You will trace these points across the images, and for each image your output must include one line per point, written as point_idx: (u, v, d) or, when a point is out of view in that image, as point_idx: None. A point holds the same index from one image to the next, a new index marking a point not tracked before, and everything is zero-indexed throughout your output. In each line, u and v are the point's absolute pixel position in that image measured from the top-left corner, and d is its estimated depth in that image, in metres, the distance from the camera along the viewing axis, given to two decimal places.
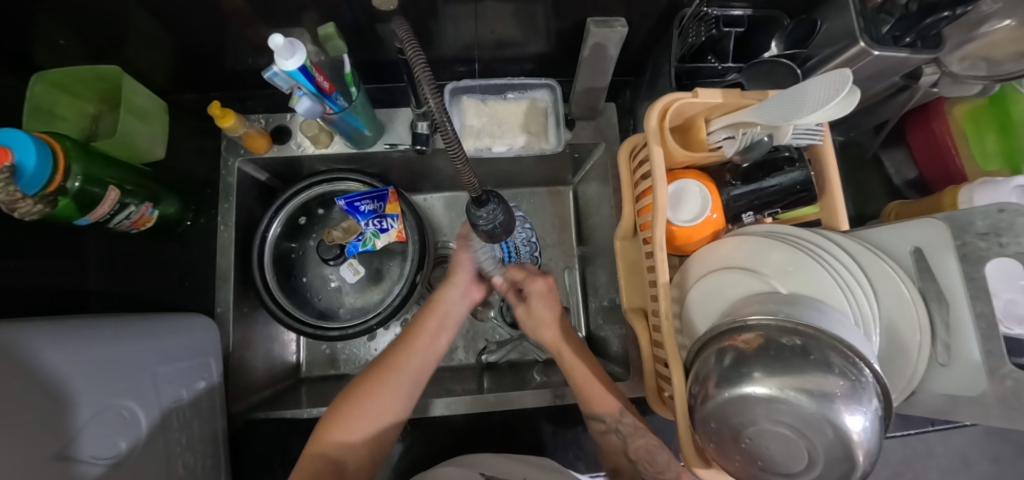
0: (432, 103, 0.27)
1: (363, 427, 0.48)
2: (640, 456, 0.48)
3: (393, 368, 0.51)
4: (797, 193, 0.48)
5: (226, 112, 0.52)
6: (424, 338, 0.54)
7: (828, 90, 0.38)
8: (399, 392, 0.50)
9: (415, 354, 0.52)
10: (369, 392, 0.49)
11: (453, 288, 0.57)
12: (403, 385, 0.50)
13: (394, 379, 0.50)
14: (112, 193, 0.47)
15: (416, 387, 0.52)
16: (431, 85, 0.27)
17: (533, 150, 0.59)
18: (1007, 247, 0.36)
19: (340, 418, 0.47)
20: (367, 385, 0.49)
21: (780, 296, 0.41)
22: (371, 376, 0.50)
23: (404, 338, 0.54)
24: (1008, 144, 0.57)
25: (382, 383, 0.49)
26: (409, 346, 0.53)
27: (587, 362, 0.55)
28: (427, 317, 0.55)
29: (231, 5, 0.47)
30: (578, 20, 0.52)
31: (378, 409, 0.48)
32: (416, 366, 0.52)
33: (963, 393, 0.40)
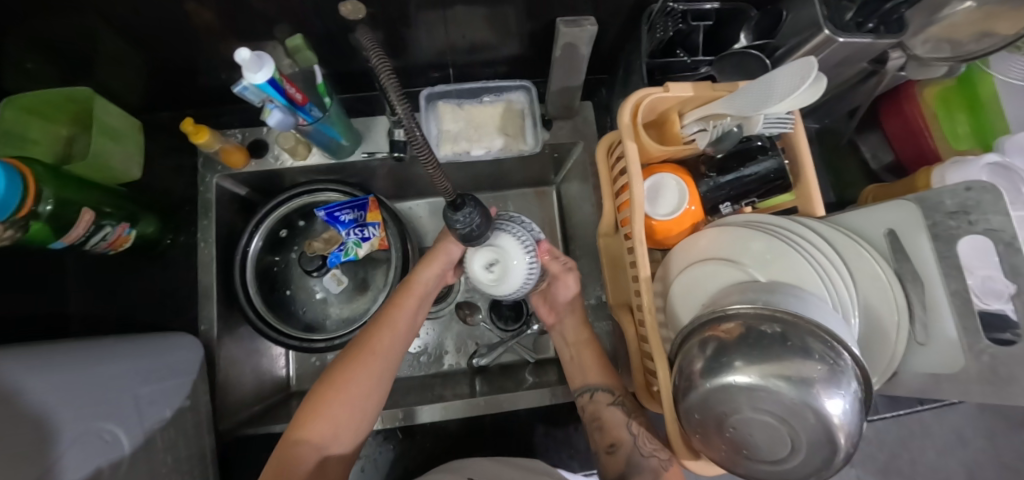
0: (401, 110, 0.26)
1: (343, 415, 0.47)
2: (639, 431, 0.51)
3: (367, 352, 0.49)
4: (772, 182, 0.48)
5: (199, 128, 0.52)
6: (399, 317, 0.52)
7: (795, 76, 0.39)
8: (377, 373, 0.49)
9: (388, 334, 0.51)
10: (346, 379, 0.48)
11: (429, 266, 0.54)
12: (378, 368, 0.49)
13: (370, 364, 0.49)
14: (87, 215, 0.46)
15: (393, 367, 0.51)
16: (398, 93, 0.26)
17: (511, 152, 0.59)
18: (976, 225, 0.36)
19: (319, 408, 0.46)
20: (343, 372, 0.48)
21: (759, 284, 0.42)
22: (346, 362, 0.49)
23: (377, 318, 0.52)
24: (977, 125, 0.58)
25: (358, 368, 0.48)
26: (382, 326, 0.51)
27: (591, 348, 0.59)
28: (400, 294, 0.53)
29: (201, 20, 0.47)
30: (549, 21, 0.53)
31: (357, 397, 0.48)
32: (391, 346, 0.51)
33: (943, 370, 0.40)
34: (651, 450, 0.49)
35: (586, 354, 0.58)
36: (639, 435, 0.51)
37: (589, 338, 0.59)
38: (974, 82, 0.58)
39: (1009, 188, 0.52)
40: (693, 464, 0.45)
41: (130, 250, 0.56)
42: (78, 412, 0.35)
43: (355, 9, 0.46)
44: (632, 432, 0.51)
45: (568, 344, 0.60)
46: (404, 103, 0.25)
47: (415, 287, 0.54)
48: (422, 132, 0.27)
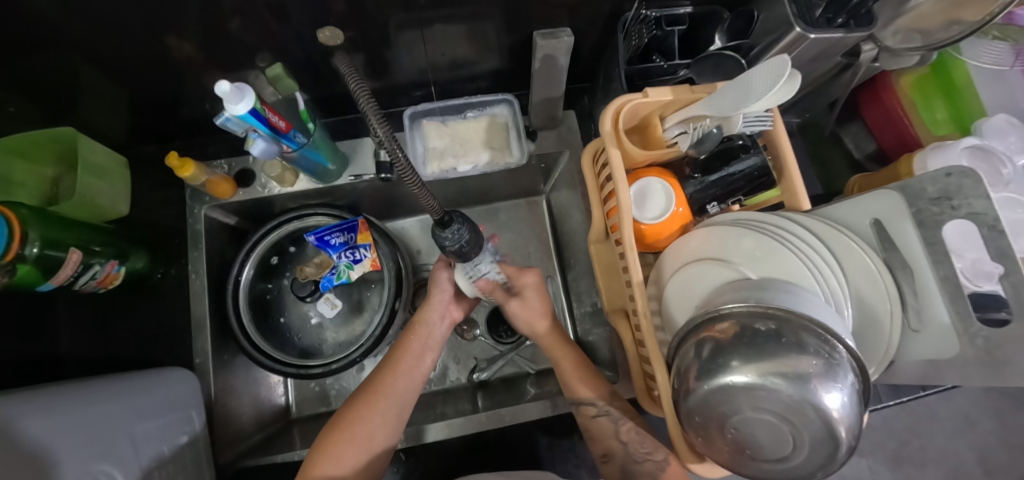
0: (382, 133, 0.26)
1: (354, 451, 0.47)
2: (629, 438, 0.50)
3: (380, 389, 0.50)
4: (757, 179, 0.49)
5: (184, 161, 0.51)
6: (409, 357, 0.53)
7: (770, 75, 0.40)
8: (387, 414, 0.49)
9: (399, 372, 0.52)
10: (358, 418, 0.48)
11: (433, 304, 0.56)
12: (390, 409, 0.50)
13: (381, 403, 0.50)
14: (74, 254, 0.46)
15: (404, 407, 0.51)
16: (380, 117, 0.26)
17: (498, 165, 0.58)
18: (959, 209, 0.37)
19: (330, 448, 0.46)
20: (355, 410, 0.49)
21: (751, 282, 0.42)
22: (358, 401, 0.49)
23: (389, 359, 0.53)
24: (956, 111, 0.59)
25: (371, 404, 0.49)
26: (393, 364, 0.53)
27: (576, 355, 0.57)
28: (411, 335, 0.55)
29: (182, 52, 0.47)
30: (527, 34, 0.54)
31: (368, 435, 0.48)
32: (403, 384, 0.51)
33: (939, 356, 0.40)
34: (644, 455, 0.49)
35: (568, 366, 0.56)
36: (630, 441, 0.50)
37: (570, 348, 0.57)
38: (949, 69, 0.59)
39: (991, 172, 0.52)
40: (698, 466, 0.44)
41: (119, 288, 0.55)
42: (77, 454, 0.35)
43: (333, 35, 0.48)
44: (622, 439, 0.51)
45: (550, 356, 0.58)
46: (385, 126, 0.26)
47: (422, 326, 0.56)
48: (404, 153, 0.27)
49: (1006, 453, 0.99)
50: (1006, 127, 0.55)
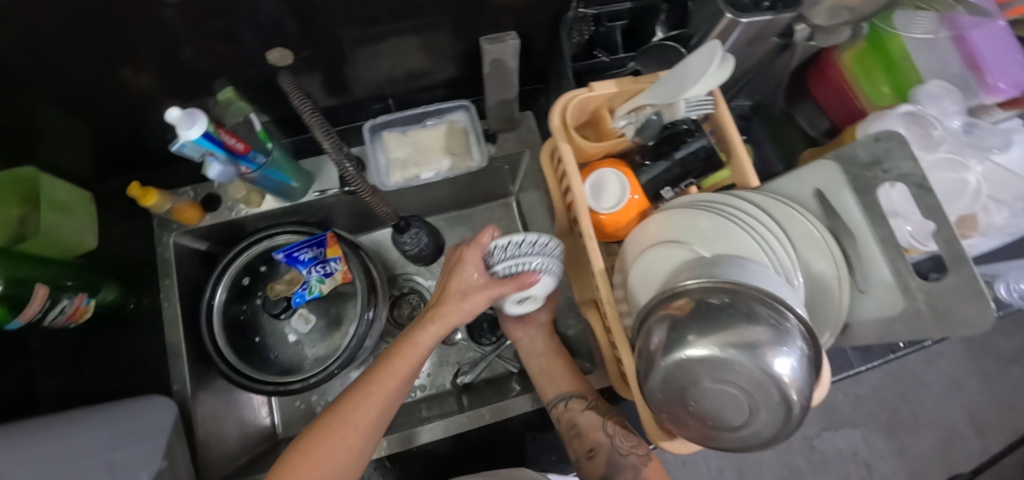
0: (327, 143, 0.40)
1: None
2: (615, 431, 0.52)
3: (349, 421, 0.44)
4: (707, 160, 0.50)
5: (146, 191, 0.52)
6: (391, 382, 0.46)
7: (704, 59, 0.42)
8: (361, 442, 0.45)
9: (374, 402, 0.45)
10: (321, 451, 0.43)
11: (431, 326, 0.47)
12: (358, 439, 0.44)
13: (353, 431, 0.44)
14: (41, 290, 0.46)
15: (372, 438, 0.46)
16: (321, 129, 0.40)
17: (459, 170, 0.60)
18: (890, 172, 0.38)
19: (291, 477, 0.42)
20: (323, 437, 0.43)
21: (705, 259, 0.43)
22: (327, 426, 0.44)
23: (365, 381, 0.46)
24: (897, 82, 0.60)
25: (339, 437, 0.44)
26: (368, 391, 0.46)
27: (563, 359, 0.61)
28: (396, 354, 0.47)
29: (136, 82, 0.48)
30: (475, 41, 0.55)
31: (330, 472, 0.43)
32: (376, 414, 0.46)
33: (886, 314, 0.42)
34: (629, 448, 0.51)
35: (556, 364, 0.60)
36: (616, 435, 0.53)
37: (557, 349, 0.62)
38: (884, 42, 0.58)
39: (920, 136, 0.54)
40: (669, 444, 0.45)
41: (91, 321, 0.55)
42: None
43: (282, 56, 0.49)
44: (609, 433, 0.52)
45: (538, 355, 0.61)
46: (330, 141, 0.40)
47: (411, 346, 0.47)
48: (350, 165, 0.42)
49: (994, 411, 1.02)
50: (940, 93, 0.57)
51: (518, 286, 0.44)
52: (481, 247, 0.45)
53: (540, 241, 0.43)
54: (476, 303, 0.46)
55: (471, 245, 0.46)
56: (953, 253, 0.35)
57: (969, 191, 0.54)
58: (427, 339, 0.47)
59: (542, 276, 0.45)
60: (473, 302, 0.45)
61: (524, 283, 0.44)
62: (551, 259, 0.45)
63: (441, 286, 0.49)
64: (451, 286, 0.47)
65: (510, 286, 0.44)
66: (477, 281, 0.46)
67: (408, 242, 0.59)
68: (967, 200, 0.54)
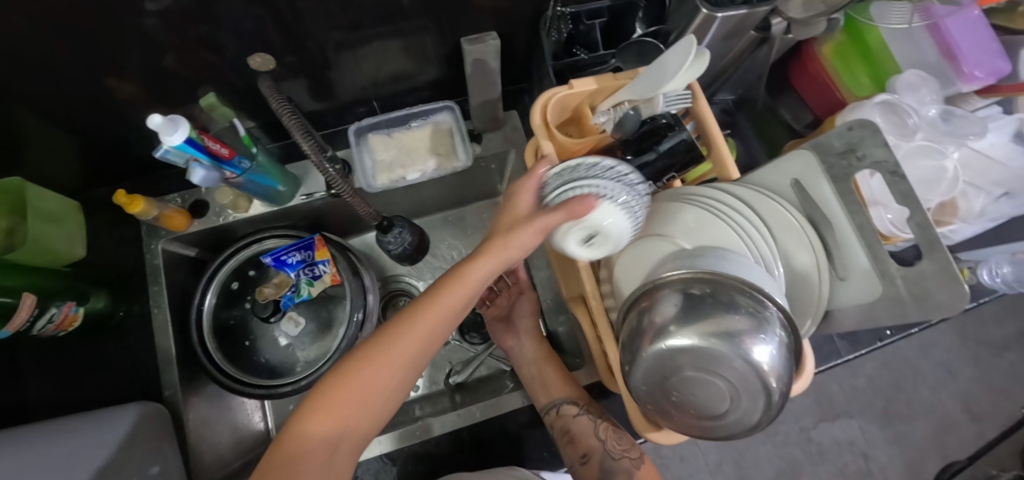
0: (307, 145, 0.41)
1: (346, 423, 0.37)
2: (607, 435, 0.53)
3: (382, 359, 0.38)
4: (689, 153, 0.49)
5: (132, 198, 0.52)
6: (434, 318, 0.39)
7: (680, 54, 0.43)
8: (396, 379, 0.39)
9: (413, 338, 0.38)
10: (353, 382, 0.37)
11: (483, 262, 0.40)
12: (393, 375, 0.38)
13: (386, 363, 0.38)
14: (28, 299, 0.46)
15: (407, 376, 0.40)
16: (300, 132, 0.40)
17: (444, 170, 0.60)
18: (865, 160, 0.39)
19: (318, 409, 0.37)
20: (356, 368, 0.38)
21: (687, 252, 0.44)
22: (362, 355, 0.38)
23: (404, 313, 0.39)
24: (875, 72, 0.62)
25: (371, 373, 0.38)
26: (406, 324, 0.38)
27: (554, 364, 0.61)
28: (444, 287, 0.39)
29: (120, 90, 0.49)
30: (456, 42, 0.56)
31: (358, 410, 0.38)
32: (414, 351, 0.39)
33: (866, 301, 0.42)
34: (621, 452, 0.52)
35: (547, 369, 0.60)
36: (607, 440, 0.53)
37: (547, 354, 0.62)
38: (863, 33, 0.60)
39: (896, 125, 0.55)
40: (657, 436, 0.45)
41: (81, 329, 0.55)
42: None
43: (264, 61, 0.50)
44: (601, 438, 0.53)
45: (529, 362, 0.62)
46: (310, 145, 0.41)
47: (463, 279, 0.40)
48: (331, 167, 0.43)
49: (988, 398, 1.02)
50: (917, 82, 0.57)
51: (570, 213, 0.38)
52: (534, 187, 0.43)
53: (607, 166, 0.41)
54: (526, 238, 0.39)
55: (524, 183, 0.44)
56: (927, 238, 0.36)
57: (947, 177, 0.54)
58: (479, 275, 0.40)
59: (598, 201, 0.38)
60: (525, 233, 0.39)
61: (574, 210, 0.38)
62: (615, 187, 0.40)
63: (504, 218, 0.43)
64: (511, 220, 0.42)
65: (557, 213, 0.38)
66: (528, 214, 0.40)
67: (392, 242, 0.60)
68: (945, 187, 0.55)
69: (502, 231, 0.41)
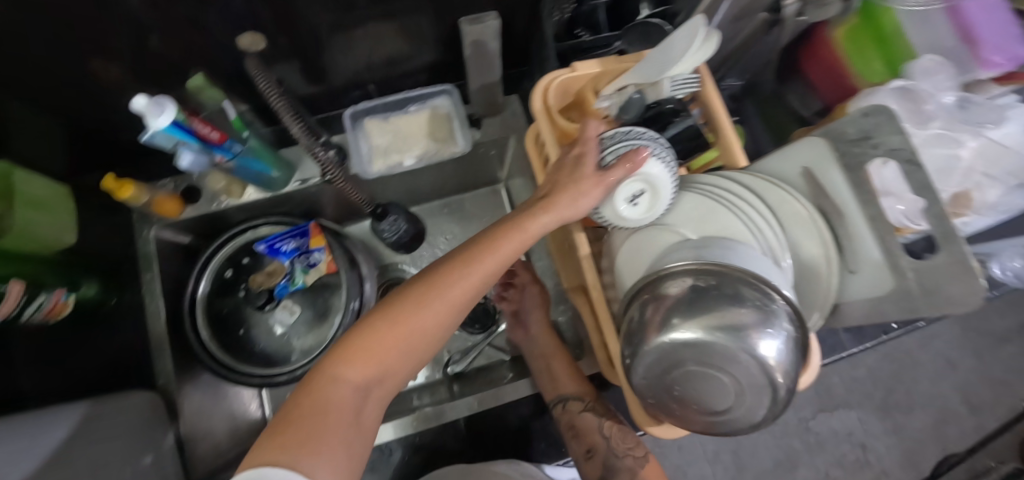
0: None
1: (385, 366, 0.36)
2: (612, 432, 0.52)
3: (434, 302, 0.38)
4: (693, 140, 0.48)
5: (122, 183, 0.51)
6: (492, 265, 0.40)
7: (688, 36, 0.40)
8: (440, 323, 0.38)
9: (469, 284, 0.39)
10: (397, 322, 0.36)
11: (546, 213, 0.41)
12: (440, 319, 0.38)
13: (433, 303, 0.37)
14: (17, 286, 0.45)
15: (450, 324, 0.40)
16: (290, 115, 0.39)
17: (442, 156, 0.59)
18: (880, 147, 0.37)
19: (356, 348, 0.35)
20: (401, 307, 0.37)
21: (692, 242, 0.43)
22: (407, 296, 0.38)
23: (458, 258, 0.39)
24: (890, 56, 0.59)
25: (421, 315, 0.37)
26: (463, 269, 0.39)
27: (565, 358, 0.59)
28: (501, 236, 0.41)
29: (106, 71, 0.47)
30: (454, 22, 0.53)
31: (399, 354, 0.37)
32: (464, 299, 0.39)
33: (877, 294, 0.41)
34: (626, 450, 0.51)
35: (556, 364, 0.58)
36: (612, 436, 0.52)
37: (558, 348, 0.60)
38: (877, 17, 0.57)
39: (912, 112, 0.54)
40: (657, 430, 0.44)
41: (72, 317, 0.55)
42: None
43: (253, 41, 0.47)
44: (605, 434, 0.52)
45: (539, 355, 0.60)
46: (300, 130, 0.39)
47: (520, 231, 0.41)
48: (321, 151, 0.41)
49: (988, 390, 1.02)
50: (934, 67, 0.55)
51: (627, 167, 0.41)
52: (593, 141, 0.44)
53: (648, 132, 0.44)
54: (588, 194, 0.42)
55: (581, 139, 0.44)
56: (943, 230, 0.34)
57: (959, 167, 0.54)
58: (537, 228, 0.42)
59: (650, 155, 0.41)
60: (590, 187, 0.42)
61: (635, 162, 0.41)
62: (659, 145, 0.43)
63: (556, 173, 0.44)
64: (567, 174, 0.43)
65: (622, 166, 0.41)
66: (588, 171, 0.42)
67: (386, 229, 0.60)
68: (957, 177, 0.55)
69: (561, 185, 0.42)
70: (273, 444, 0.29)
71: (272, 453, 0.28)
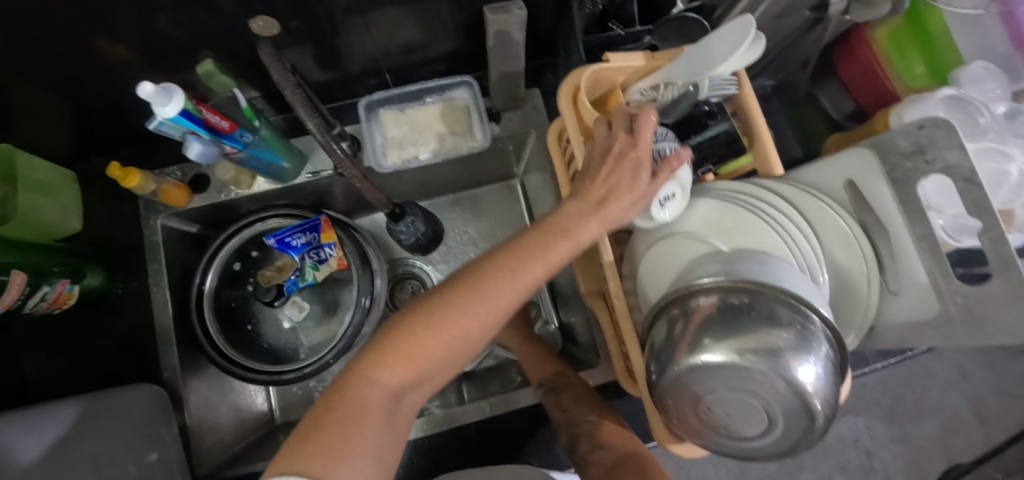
0: (311, 122, 0.37)
1: (422, 371, 0.33)
2: (569, 405, 0.53)
3: (477, 308, 0.33)
4: (729, 144, 0.46)
5: (127, 171, 0.49)
6: (542, 269, 0.34)
7: (733, 35, 0.37)
8: (485, 328, 0.34)
9: (518, 287, 0.34)
10: (439, 325, 0.32)
11: (597, 219, 0.36)
12: (483, 326, 0.33)
13: (478, 308, 0.33)
14: (19, 276, 0.43)
15: (492, 331, 0.35)
16: (305, 108, 0.36)
17: (459, 150, 0.56)
18: (933, 163, 0.34)
19: (392, 351, 0.32)
20: (444, 308, 0.32)
21: (723, 254, 0.40)
22: (451, 295, 0.33)
23: (505, 260, 0.34)
24: (932, 59, 0.56)
25: (462, 321, 0.32)
26: (510, 274, 0.33)
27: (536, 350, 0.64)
28: (555, 233, 0.35)
29: (112, 54, 0.45)
30: (477, 11, 0.51)
31: (438, 360, 0.33)
32: (510, 304, 0.34)
33: (917, 318, 0.39)
34: (581, 419, 0.51)
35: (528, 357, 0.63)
36: (570, 409, 0.53)
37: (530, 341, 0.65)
38: (923, 17, 0.53)
39: (965, 122, 0.51)
40: (677, 447, 0.43)
41: (78, 306, 0.54)
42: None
43: (266, 25, 0.45)
44: (562, 409, 0.53)
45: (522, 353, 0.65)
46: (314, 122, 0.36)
47: (575, 228, 0.36)
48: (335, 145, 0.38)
49: (999, 401, 1.00)
50: (983, 74, 0.53)
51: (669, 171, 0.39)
52: (648, 145, 0.38)
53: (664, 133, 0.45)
54: (631, 199, 0.38)
55: (636, 139, 0.38)
56: (999, 256, 0.31)
57: (1012, 183, 0.48)
58: (587, 234, 0.36)
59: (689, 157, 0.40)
60: (636, 195, 0.38)
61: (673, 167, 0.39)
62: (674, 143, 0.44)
63: (605, 171, 0.38)
64: (621, 175, 0.38)
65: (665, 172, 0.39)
66: (639, 174, 0.38)
67: (403, 230, 0.59)
68: (1009, 193, 0.49)
69: (614, 184, 0.37)
70: (296, 453, 0.27)
71: (296, 463, 0.26)
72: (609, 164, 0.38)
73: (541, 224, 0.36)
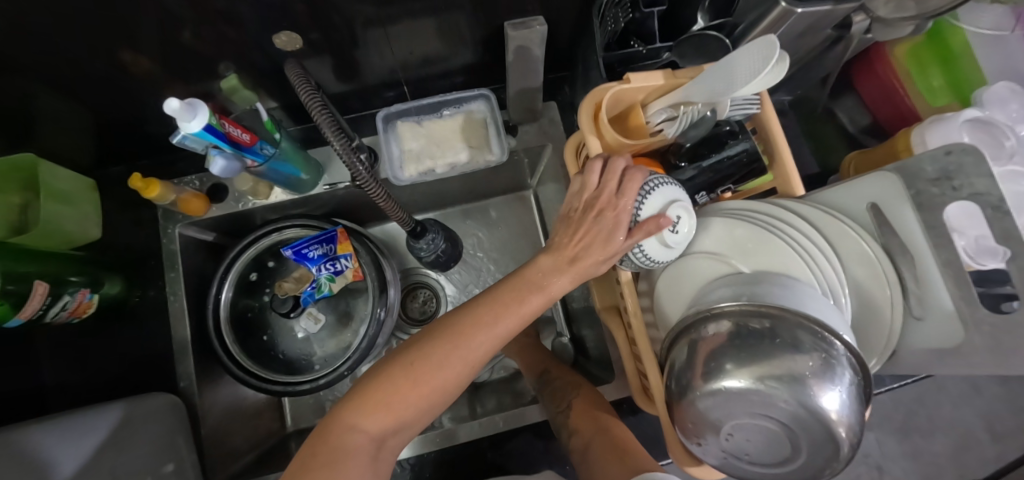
0: (337, 143, 0.35)
1: (402, 418, 0.35)
2: (547, 399, 0.56)
3: (451, 362, 0.35)
4: (749, 165, 0.46)
5: (149, 181, 0.50)
6: (513, 320, 0.36)
7: (760, 57, 0.37)
8: (459, 378, 0.36)
9: (490, 338, 0.36)
10: (415, 377, 0.34)
11: (568, 274, 0.38)
12: (457, 376, 0.35)
13: (452, 359, 0.35)
14: (41, 286, 0.44)
15: (469, 378, 0.37)
16: (333, 130, 0.35)
17: (476, 164, 0.56)
18: (961, 190, 0.34)
19: (374, 401, 0.34)
20: (420, 361, 0.34)
21: (744, 276, 0.40)
22: (428, 347, 0.35)
23: (479, 314, 0.36)
24: (952, 77, 0.56)
25: (436, 374, 0.34)
26: (483, 329, 0.35)
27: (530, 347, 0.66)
28: (526, 287, 0.37)
29: (138, 66, 0.45)
30: (498, 26, 0.51)
31: (417, 407, 0.35)
32: (482, 355, 0.36)
33: (942, 345, 0.39)
34: (556, 410, 0.54)
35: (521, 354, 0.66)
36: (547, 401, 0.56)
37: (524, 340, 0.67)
38: (945, 36, 0.55)
39: (992, 145, 0.51)
40: (693, 468, 0.42)
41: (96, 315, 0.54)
42: None
43: (290, 40, 0.46)
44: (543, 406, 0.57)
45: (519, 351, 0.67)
46: (340, 141, 0.35)
47: (546, 279, 0.38)
48: (361, 166, 0.37)
49: (1012, 417, 0.99)
50: (1008, 95, 0.53)
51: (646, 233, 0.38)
52: (629, 203, 0.39)
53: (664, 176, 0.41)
54: (607, 249, 0.38)
55: (618, 200, 0.39)
56: None
57: None
58: (559, 288, 0.38)
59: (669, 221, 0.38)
60: (611, 253, 0.38)
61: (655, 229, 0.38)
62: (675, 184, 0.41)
63: (582, 228, 0.39)
64: (596, 233, 0.39)
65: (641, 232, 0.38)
66: (615, 225, 0.38)
67: (424, 247, 0.59)
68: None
69: (585, 238, 0.39)
70: None
71: None
72: (587, 221, 0.39)
73: (515, 278, 0.38)
